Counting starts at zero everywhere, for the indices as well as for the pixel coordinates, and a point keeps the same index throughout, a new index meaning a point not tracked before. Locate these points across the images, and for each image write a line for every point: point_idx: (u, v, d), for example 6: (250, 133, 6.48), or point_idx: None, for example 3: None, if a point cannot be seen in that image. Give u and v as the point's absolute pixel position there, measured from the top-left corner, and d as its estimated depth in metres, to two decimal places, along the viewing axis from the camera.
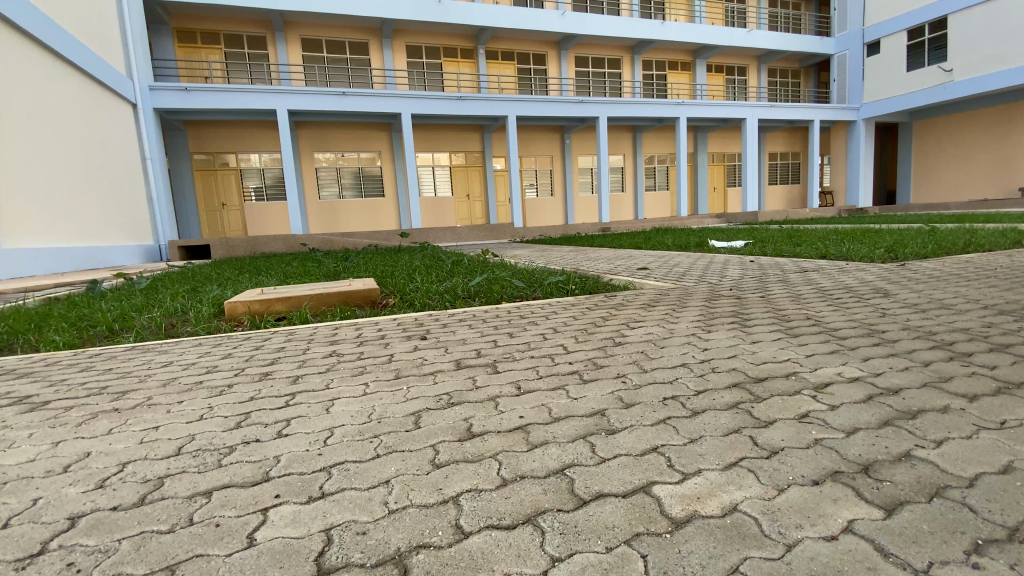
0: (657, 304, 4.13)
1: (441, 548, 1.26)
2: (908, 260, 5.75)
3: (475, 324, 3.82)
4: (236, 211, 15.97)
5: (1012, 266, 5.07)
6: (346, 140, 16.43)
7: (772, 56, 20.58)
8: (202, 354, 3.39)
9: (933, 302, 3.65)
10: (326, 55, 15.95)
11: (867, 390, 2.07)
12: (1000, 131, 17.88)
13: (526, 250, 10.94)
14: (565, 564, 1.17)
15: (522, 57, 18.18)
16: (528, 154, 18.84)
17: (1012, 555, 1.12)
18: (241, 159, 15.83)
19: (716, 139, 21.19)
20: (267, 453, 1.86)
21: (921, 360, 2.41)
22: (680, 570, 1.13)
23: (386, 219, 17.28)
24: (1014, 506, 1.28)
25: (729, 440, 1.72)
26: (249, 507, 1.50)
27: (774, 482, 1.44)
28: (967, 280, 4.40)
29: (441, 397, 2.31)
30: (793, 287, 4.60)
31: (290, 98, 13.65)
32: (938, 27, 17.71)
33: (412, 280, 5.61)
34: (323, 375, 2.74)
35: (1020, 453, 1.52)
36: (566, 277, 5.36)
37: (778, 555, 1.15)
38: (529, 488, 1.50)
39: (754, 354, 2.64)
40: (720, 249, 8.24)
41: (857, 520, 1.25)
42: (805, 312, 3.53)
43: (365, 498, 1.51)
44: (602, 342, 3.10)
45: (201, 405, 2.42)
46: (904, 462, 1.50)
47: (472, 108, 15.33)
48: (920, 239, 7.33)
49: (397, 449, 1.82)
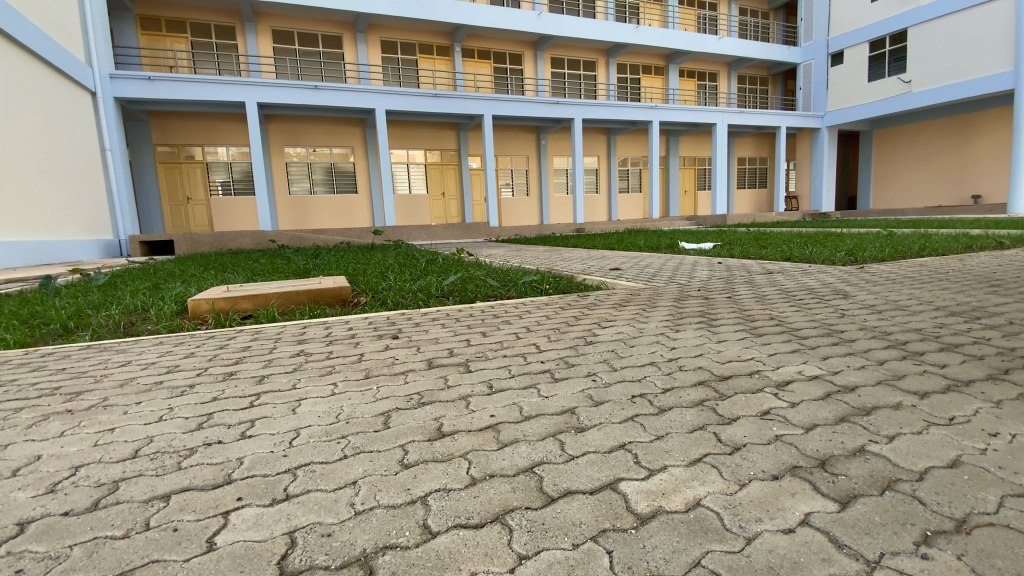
0: (627, 304, 4.19)
1: (408, 548, 1.25)
2: (867, 263, 6.03)
3: (449, 324, 3.78)
4: (202, 205, 15.44)
5: (963, 269, 5.35)
6: (318, 135, 16.11)
7: (742, 63, 21.09)
8: (162, 353, 3.26)
9: (890, 303, 3.82)
10: (298, 48, 15.61)
11: (825, 387, 2.15)
12: (957, 140, 18.71)
13: (501, 250, 10.94)
14: (532, 563, 1.17)
15: (498, 57, 18.16)
16: (504, 153, 18.83)
17: (958, 545, 1.17)
18: (207, 152, 15.33)
19: (688, 143, 21.67)
20: (229, 455, 1.81)
21: (876, 359, 2.51)
22: (645, 565, 1.15)
23: (360, 216, 17.02)
24: (961, 499, 1.34)
25: (695, 436, 1.75)
26: (209, 510, 1.46)
27: (736, 477, 1.48)
28: (922, 283, 4.62)
29: (412, 397, 2.28)
30: (758, 287, 4.74)
31: (260, 90, 13.29)
32: (898, 40, 18.45)
33: (384, 279, 5.56)
34: (290, 375, 2.68)
35: (967, 448, 1.60)
36: (540, 277, 5.40)
37: (738, 548, 1.18)
38: (498, 486, 1.50)
39: (720, 352, 2.70)
40: (690, 250, 8.50)
41: (813, 513, 1.30)
42: (769, 312, 3.65)
43: (332, 500, 1.48)
44: (573, 341, 3.13)
45: (161, 406, 2.34)
46: (858, 457, 1.57)
47: (447, 105, 15.22)
48: (879, 242, 7.68)
49: (366, 449, 1.79)
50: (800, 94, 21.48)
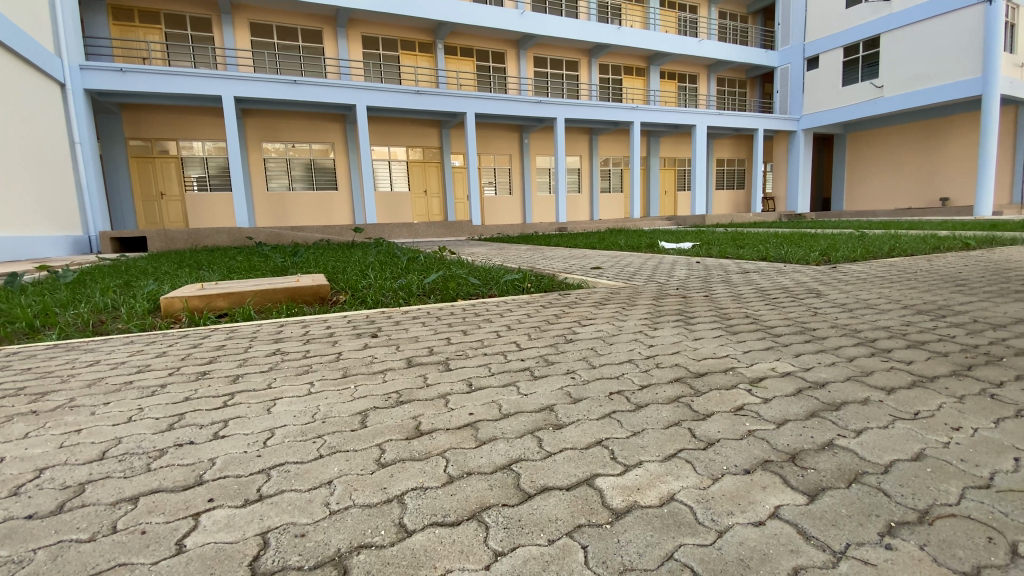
0: (607, 302, 4.23)
1: (383, 548, 1.23)
2: (840, 262, 6.19)
3: (430, 322, 3.77)
4: (177, 201, 15.06)
5: (930, 269, 5.52)
6: (297, 130, 15.84)
7: (721, 66, 21.43)
8: (132, 353, 3.17)
9: (860, 302, 3.92)
10: (277, 42, 15.31)
11: (797, 383, 2.20)
12: (927, 145, 19.29)
13: (484, 248, 10.91)
14: (507, 558, 1.17)
15: (481, 55, 18.10)
16: (487, 151, 18.78)
17: (921, 535, 1.20)
18: (182, 146, 14.94)
19: (669, 144, 21.92)
20: (200, 456, 1.76)
21: (846, 355, 2.58)
22: (619, 560, 1.16)
23: (340, 213, 16.80)
24: (924, 490, 1.38)
25: (670, 432, 1.78)
26: (179, 513, 1.42)
27: (710, 471, 1.51)
28: (892, 282, 4.76)
29: (390, 396, 2.26)
30: (734, 287, 4.83)
31: (236, 84, 13.00)
32: (871, 46, 18.93)
33: (364, 277, 5.49)
34: (265, 374, 2.63)
35: (930, 441, 1.66)
36: (522, 275, 5.40)
37: (710, 542, 1.20)
38: (475, 484, 1.50)
39: (696, 350, 2.75)
40: (669, 249, 8.62)
41: (783, 505, 1.33)
42: (745, 310, 3.72)
43: (305, 500, 1.45)
44: (553, 339, 3.14)
45: (130, 406, 2.27)
46: (827, 450, 1.61)
47: (429, 103, 15.13)
48: (852, 243, 7.87)
49: (341, 448, 1.77)
50: (777, 97, 21.94)
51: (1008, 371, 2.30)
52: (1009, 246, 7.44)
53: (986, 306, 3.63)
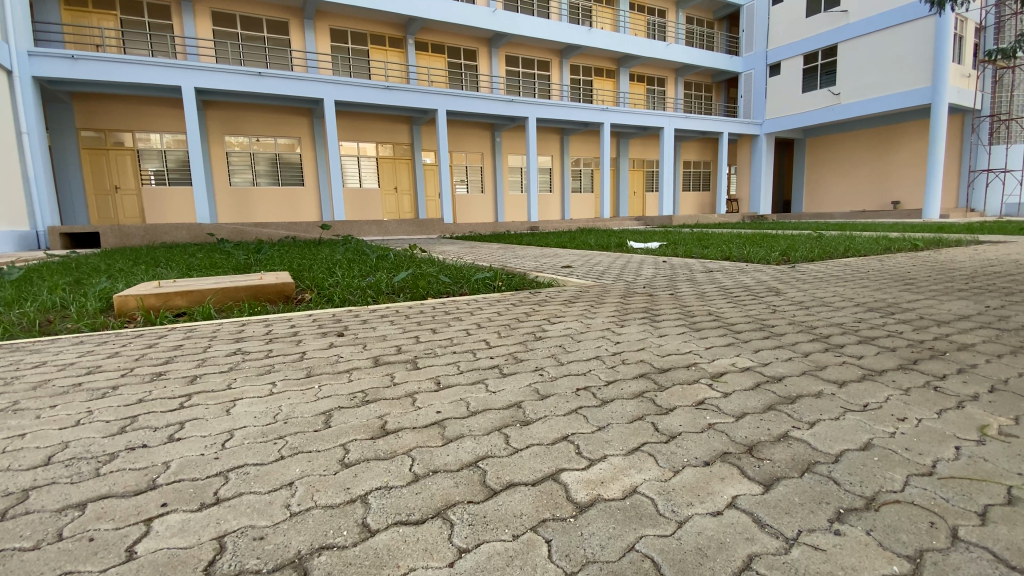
0: (577, 300, 4.27)
1: (345, 548, 1.21)
2: (798, 262, 6.44)
3: (398, 320, 3.73)
4: (132, 195, 14.38)
5: (883, 269, 5.79)
6: (262, 124, 15.38)
7: (689, 70, 21.93)
8: (82, 353, 3.01)
9: (817, 299, 4.08)
10: (240, 32, 14.82)
11: (755, 377, 2.28)
12: (879, 151, 20.24)
13: (455, 247, 10.83)
14: (471, 555, 1.17)
15: (453, 51, 17.94)
16: (458, 149, 18.64)
17: (867, 522, 1.26)
18: (138, 138, 14.28)
19: (638, 146, 22.26)
20: (154, 459, 1.69)
21: (802, 351, 2.68)
22: (580, 552, 1.18)
23: (307, 210, 16.41)
24: (870, 478, 1.45)
25: (634, 426, 1.81)
26: (130, 518, 1.36)
27: (671, 464, 1.54)
28: (846, 281, 4.97)
29: (356, 395, 2.22)
30: (700, 285, 4.94)
31: (198, 75, 12.52)
32: (829, 54, 19.74)
33: (331, 275, 5.38)
34: (225, 374, 2.55)
35: (878, 432, 1.74)
36: (492, 274, 5.40)
37: (670, 532, 1.23)
38: (441, 481, 1.49)
39: (661, 346, 2.82)
40: (637, 249, 8.77)
41: (740, 495, 1.37)
42: (708, 308, 3.82)
43: (265, 502, 1.41)
44: (523, 337, 3.15)
45: (78, 409, 2.15)
46: (782, 442, 1.67)
47: (400, 99, 14.93)
48: (812, 244, 8.14)
49: (304, 449, 1.73)
50: (742, 101, 22.62)
51: (950, 364, 2.44)
52: (954, 248, 7.88)
53: (933, 303, 3.84)
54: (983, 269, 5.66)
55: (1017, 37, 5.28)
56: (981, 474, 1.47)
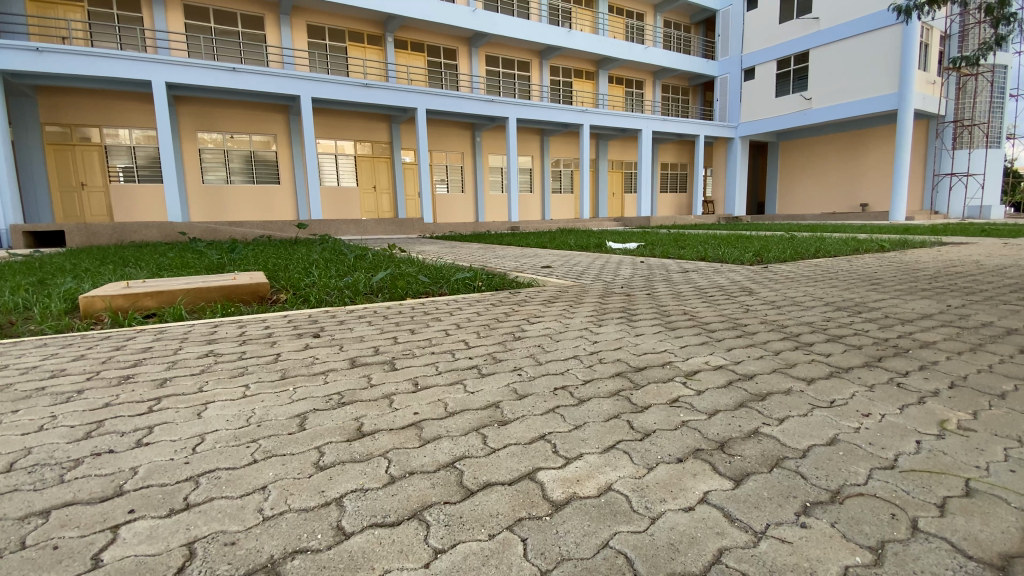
0: (556, 300, 4.30)
1: (319, 552, 1.20)
2: (771, 262, 6.62)
3: (376, 321, 3.70)
4: (99, 192, 13.90)
5: (851, 268, 5.99)
6: (236, 120, 15.05)
7: (666, 73, 22.28)
8: (45, 357, 2.90)
9: (788, 299, 4.19)
10: (214, 26, 14.47)
11: (727, 375, 2.33)
12: (848, 155, 20.86)
13: (435, 247, 10.78)
14: (446, 555, 1.17)
15: (432, 50, 17.84)
16: (438, 148, 18.55)
17: (832, 514, 1.30)
18: (106, 134, 13.82)
19: (617, 148, 22.47)
20: (121, 465, 1.64)
21: (773, 349, 2.75)
22: (557, 549, 1.19)
23: (283, 208, 16.10)
24: (835, 472, 1.50)
25: (610, 424, 1.84)
26: (95, 526, 1.32)
27: (645, 461, 1.57)
28: (816, 281, 5.13)
29: (331, 397, 2.20)
30: (676, 286, 5.00)
31: (169, 69, 12.18)
32: (801, 60, 20.24)
33: (308, 275, 5.30)
34: (196, 377, 2.50)
35: (844, 427, 1.80)
36: (472, 274, 5.39)
37: (643, 528, 1.25)
38: (417, 483, 1.48)
39: (637, 345, 2.85)
40: (616, 249, 8.90)
41: (712, 491, 1.40)
42: (683, 307, 3.88)
43: (237, 507, 1.39)
44: (502, 337, 3.16)
45: (41, 414, 2.08)
46: (753, 438, 1.71)
47: (379, 97, 14.77)
48: (785, 245, 8.38)
49: (278, 453, 1.70)
50: (718, 105, 23.06)
51: (912, 361, 2.54)
52: (918, 249, 8.20)
53: (897, 302, 3.98)
54: (945, 269, 5.91)
55: (982, 47, 5.43)
56: (939, 467, 1.53)
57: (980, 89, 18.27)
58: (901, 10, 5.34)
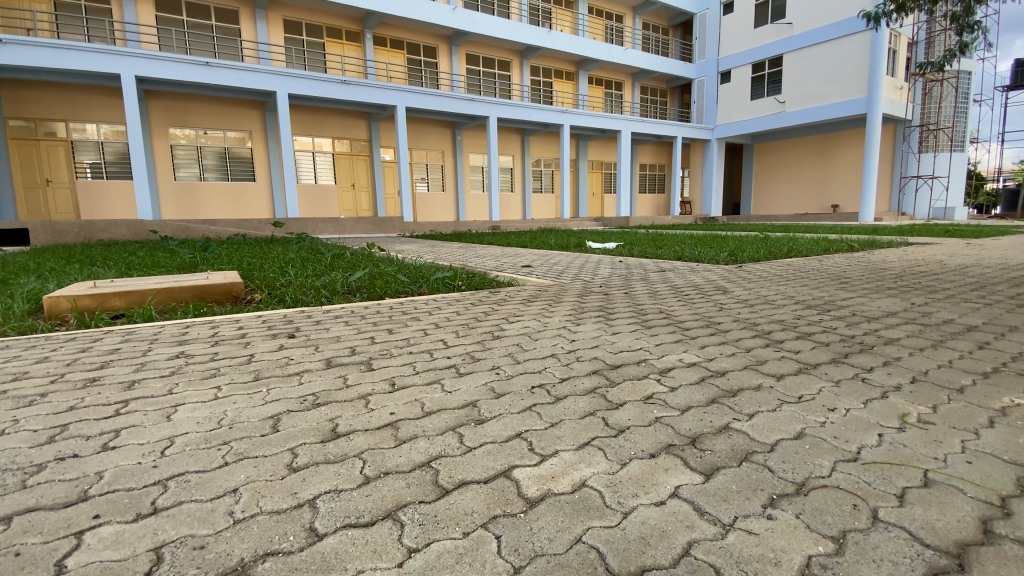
0: (535, 300, 4.32)
1: (291, 553, 1.19)
2: (745, 262, 6.77)
3: (353, 321, 3.66)
4: (66, 188, 13.42)
5: (822, 268, 6.17)
6: (210, 116, 14.70)
7: (645, 75, 22.54)
8: (7, 359, 2.80)
9: (760, 298, 4.29)
10: (186, 19, 14.12)
11: (700, 372, 2.38)
12: (820, 157, 21.39)
13: (415, 246, 10.63)
14: (421, 554, 1.17)
15: (412, 48, 17.69)
16: (418, 146, 18.42)
17: (797, 505, 1.35)
18: (73, 128, 13.33)
19: (597, 148, 22.64)
20: (87, 469, 1.60)
21: (745, 347, 2.81)
22: (529, 545, 1.20)
23: (258, 206, 15.78)
24: (800, 465, 1.55)
25: (585, 421, 1.86)
26: (58, 532, 1.29)
27: (619, 457, 1.59)
28: (788, 280, 5.24)
29: (306, 397, 2.18)
30: (653, 285, 5.07)
31: (139, 63, 11.83)
32: (776, 64, 20.69)
33: (284, 275, 5.20)
34: (166, 379, 2.43)
35: (810, 421, 1.86)
36: (452, 273, 5.35)
37: (615, 523, 1.27)
38: (392, 483, 1.48)
39: (613, 343, 2.88)
40: (595, 249, 8.95)
41: (682, 485, 1.43)
42: (659, 306, 3.94)
43: (207, 511, 1.36)
44: (481, 336, 3.17)
45: (2, 419, 2.00)
46: (723, 433, 1.75)
47: (357, 94, 14.57)
48: (759, 245, 8.57)
49: (250, 455, 1.67)
50: (695, 107, 23.42)
51: (877, 357, 2.63)
52: (885, 249, 8.47)
53: (865, 301, 4.11)
54: (910, 269, 6.10)
55: (947, 55, 5.62)
56: (900, 458, 1.59)
57: (946, 94, 18.77)
58: (869, 18, 5.53)
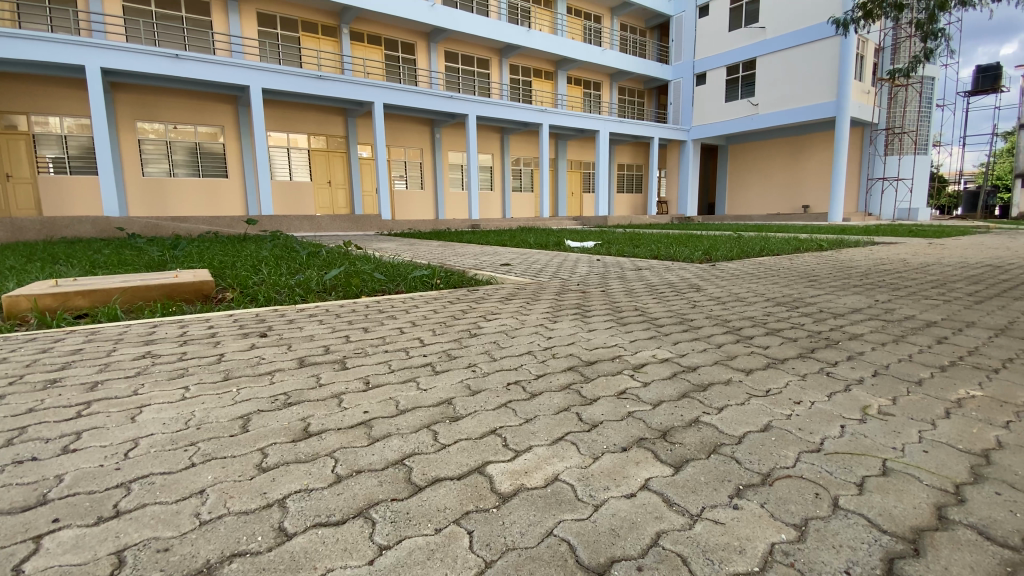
0: (513, 298, 4.33)
1: (258, 554, 1.17)
2: (719, 261, 6.88)
3: (327, 320, 3.60)
4: (27, 183, 12.89)
5: (792, 266, 6.31)
6: (180, 111, 14.32)
7: (623, 75, 22.75)
8: None
9: (732, 295, 4.39)
10: (154, 10, 13.72)
11: (673, 367, 2.42)
12: (791, 158, 21.92)
13: (392, 244, 10.46)
14: (392, 551, 1.17)
15: (390, 44, 17.49)
16: (397, 144, 18.25)
17: (761, 495, 1.39)
18: (35, 121, 12.82)
19: (575, 148, 22.78)
20: (45, 473, 1.54)
21: (716, 342, 2.88)
22: (501, 540, 1.20)
23: (232, 203, 15.39)
24: (767, 456, 1.59)
25: (559, 417, 1.87)
26: (14, 537, 1.24)
27: (591, 451, 1.61)
28: (759, 278, 5.37)
29: (278, 397, 2.14)
30: (629, 283, 5.13)
31: (106, 54, 11.44)
32: (749, 66, 21.14)
33: (257, 273, 5.07)
34: (131, 380, 2.36)
35: (776, 414, 1.91)
36: (430, 272, 5.29)
37: (586, 515, 1.29)
38: (365, 481, 1.47)
39: (589, 340, 2.91)
40: (574, 249, 8.91)
41: (653, 477, 1.46)
42: (635, 304, 3.99)
43: (172, 512, 1.33)
44: (457, 334, 3.16)
45: None
46: (693, 426, 1.79)
47: (334, 89, 14.34)
48: (733, 244, 8.70)
49: (218, 455, 1.64)
50: (671, 108, 23.76)
51: (841, 352, 2.71)
52: (852, 248, 8.69)
53: (831, 298, 4.24)
54: (875, 267, 6.30)
55: (912, 61, 5.80)
56: (860, 448, 1.65)
57: (911, 99, 19.38)
58: (839, 23, 5.67)
